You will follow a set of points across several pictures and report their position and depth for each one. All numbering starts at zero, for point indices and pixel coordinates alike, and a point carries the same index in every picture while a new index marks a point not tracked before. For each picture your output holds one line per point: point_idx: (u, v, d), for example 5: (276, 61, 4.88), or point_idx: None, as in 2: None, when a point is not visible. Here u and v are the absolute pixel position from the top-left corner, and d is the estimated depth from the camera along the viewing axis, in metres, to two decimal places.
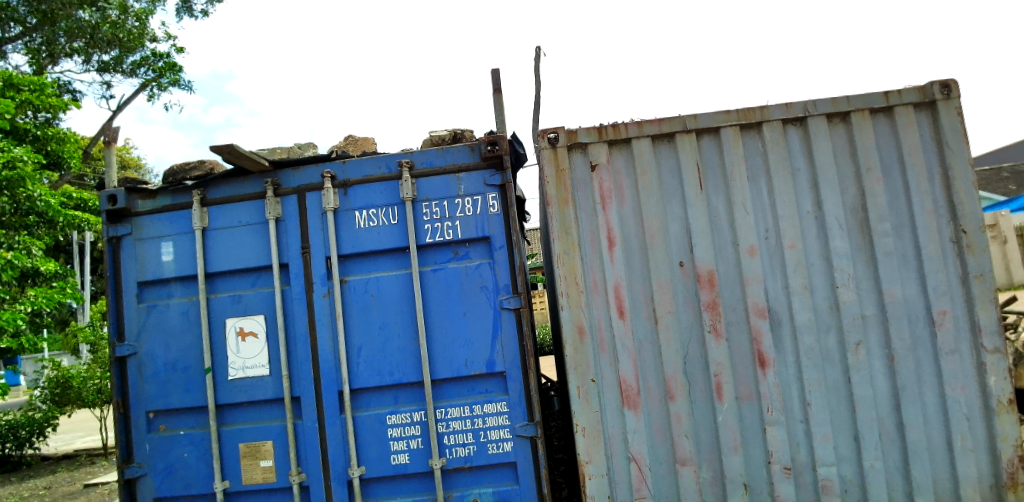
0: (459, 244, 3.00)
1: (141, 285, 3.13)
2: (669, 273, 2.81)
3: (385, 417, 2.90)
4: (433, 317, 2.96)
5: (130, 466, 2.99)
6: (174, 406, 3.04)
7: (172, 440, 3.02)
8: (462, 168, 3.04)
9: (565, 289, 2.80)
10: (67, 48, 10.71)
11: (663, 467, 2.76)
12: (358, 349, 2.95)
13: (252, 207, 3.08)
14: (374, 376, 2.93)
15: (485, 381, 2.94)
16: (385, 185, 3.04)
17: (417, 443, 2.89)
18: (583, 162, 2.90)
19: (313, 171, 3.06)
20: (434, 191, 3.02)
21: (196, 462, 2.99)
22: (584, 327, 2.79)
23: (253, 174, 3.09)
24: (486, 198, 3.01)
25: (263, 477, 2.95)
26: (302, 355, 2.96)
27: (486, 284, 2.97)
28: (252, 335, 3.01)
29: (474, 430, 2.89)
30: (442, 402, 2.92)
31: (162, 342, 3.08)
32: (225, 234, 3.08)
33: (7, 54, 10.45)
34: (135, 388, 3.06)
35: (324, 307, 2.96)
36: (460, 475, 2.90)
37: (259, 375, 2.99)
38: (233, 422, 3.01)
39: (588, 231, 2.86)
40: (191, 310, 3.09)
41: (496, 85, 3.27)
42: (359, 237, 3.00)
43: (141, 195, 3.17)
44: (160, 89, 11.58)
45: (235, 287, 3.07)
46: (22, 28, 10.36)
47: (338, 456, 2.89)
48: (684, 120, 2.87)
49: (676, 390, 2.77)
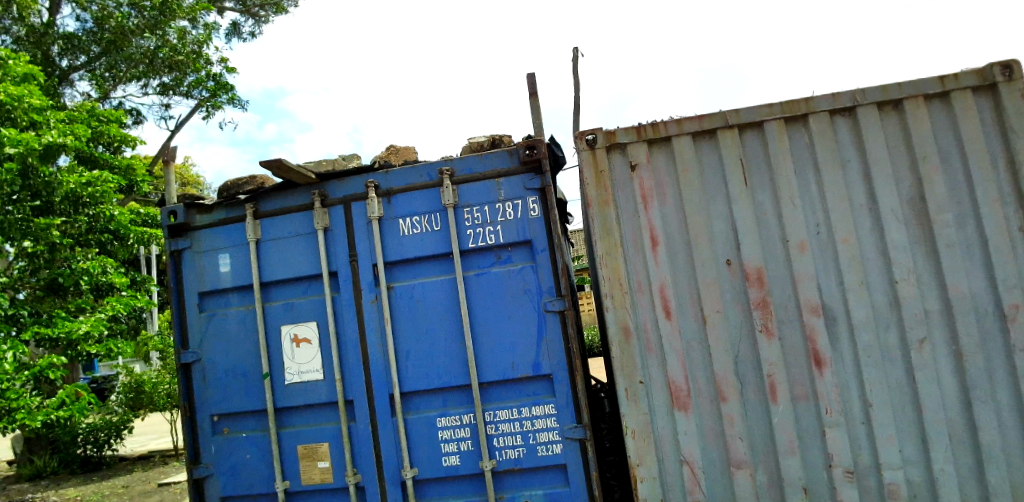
0: (501, 248, 3.03)
1: (202, 295, 3.30)
2: (716, 272, 2.76)
3: (435, 419, 2.97)
4: (478, 321, 3.00)
5: (198, 467, 3.17)
6: (235, 410, 3.19)
7: (235, 442, 3.17)
8: (501, 172, 3.06)
9: (609, 290, 2.79)
10: (128, 73, 11.10)
11: (717, 470, 2.71)
12: (406, 353, 3.02)
13: (301, 218, 3.19)
14: (423, 379, 2.99)
15: (532, 383, 2.96)
16: (428, 193, 3.10)
17: (467, 445, 2.94)
18: (623, 162, 2.88)
19: (357, 181, 3.15)
20: (474, 197, 3.06)
21: (258, 463, 3.13)
22: (630, 328, 2.77)
23: (300, 187, 3.20)
24: (527, 202, 3.03)
25: (321, 477, 3.05)
26: (353, 359, 3.05)
27: (529, 287, 2.99)
28: (306, 341, 3.12)
29: (523, 432, 2.91)
30: (490, 404, 2.95)
31: (223, 349, 3.24)
32: (277, 245, 3.20)
33: (73, 81, 10.97)
34: (199, 393, 3.23)
35: (373, 313, 3.05)
36: (510, 476, 2.93)
37: (314, 380, 3.10)
38: (292, 425, 3.13)
39: (631, 232, 2.83)
40: (247, 319, 3.23)
41: (532, 89, 3.28)
42: (403, 244, 3.07)
43: (198, 210, 3.34)
44: (215, 108, 12.05)
45: (288, 295, 3.19)
46: (86, 57, 10.86)
47: (391, 457, 2.97)
48: (725, 115, 2.81)
49: (727, 391, 2.71)
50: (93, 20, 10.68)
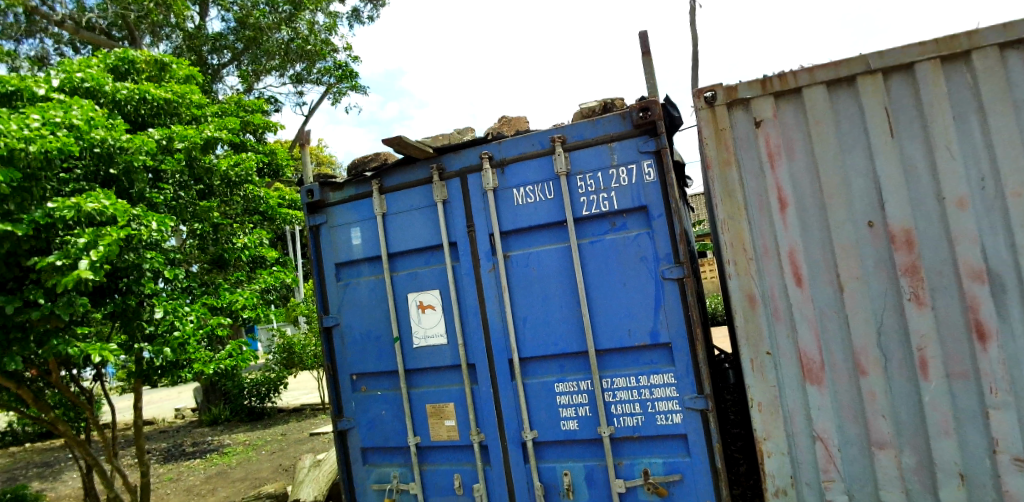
0: (616, 215, 2.98)
1: (339, 266, 3.60)
2: (855, 234, 2.50)
3: (553, 384, 3.03)
4: (593, 288, 2.99)
5: (341, 420, 3.52)
6: (370, 370, 3.47)
7: (372, 399, 3.47)
8: (614, 136, 2.98)
9: (732, 256, 2.65)
10: (268, 66, 12.20)
11: (855, 449, 2.51)
12: (523, 320, 3.10)
13: (421, 192, 3.35)
14: (540, 346, 3.06)
15: (650, 351, 2.91)
16: (540, 162, 3.10)
17: (585, 411, 2.98)
18: (746, 119, 2.68)
19: (471, 153, 3.23)
20: (587, 164, 3.02)
21: (393, 419, 3.41)
22: (756, 296, 2.62)
23: (419, 161, 3.35)
24: (641, 166, 2.94)
25: (448, 435, 3.25)
26: (474, 325, 3.19)
27: (646, 254, 2.92)
28: (430, 307, 3.30)
29: (641, 400, 2.89)
30: (607, 371, 2.95)
31: (358, 315, 3.52)
32: (401, 218, 3.40)
33: (223, 76, 12.15)
34: (340, 354, 3.56)
35: (490, 282, 3.15)
36: (628, 443, 2.92)
37: (438, 344, 3.28)
38: (421, 385, 3.35)
39: (756, 194, 2.65)
40: (378, 287, 3.48)
41: (645, 47, 3.14)
42: (518, 213, 3.12)
43: (331, 187, 3.63)
44: (342, 93, 12.91)
45: (413, 265, 3.39)
46: (232, 53, 12.00)
47: (512, 420, 3.09)
48: (866, 59, 2.50)
49: (868, 364, 2.49)
50: (236, 20, 11.77)
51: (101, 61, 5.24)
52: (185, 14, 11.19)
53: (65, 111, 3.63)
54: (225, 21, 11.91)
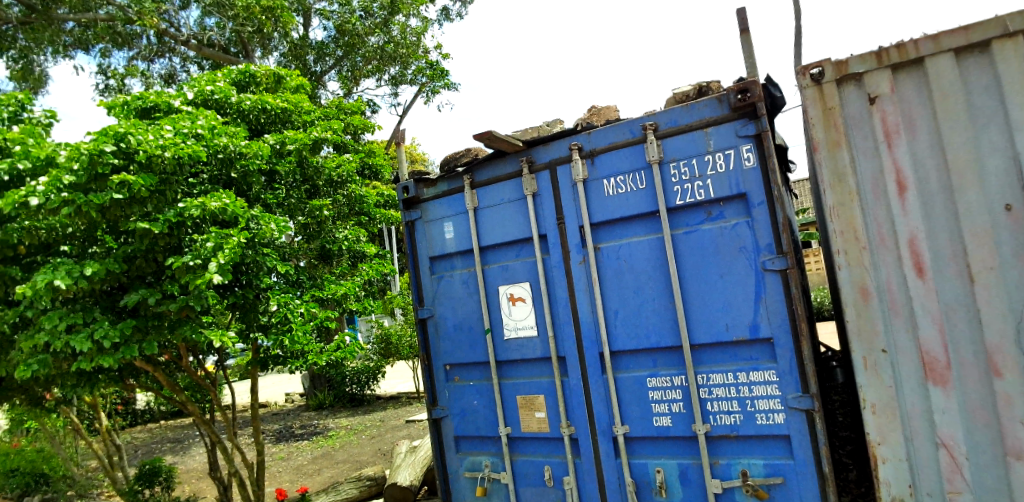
0: (712, 204, 2.86)
1: (432, 259, 3.73)
2: (989, 219, 2.24)
3: (645, 379, 2.97)
4: (687, 281, 2.89)
5: (436, 408, 3.65)
6: (463, 361, 3.57)
7: (464, 389, 3.57)
8: (710, 121, 2.87)
9: (841, 245, 2.47)
10: (367, 69, 12.89)
11: (987, 459, 2.25)
12: (614, 313, 3.05)
13: (511, 185, 3.39)
14: (632, 339, 3.01)
15: (749, 347, 2.77)
16: (631, 151, 3.04)
17: (679, 407, 2.89)
18: (858, 95, 2.48)
19: (561, 144, 3.23)
20: (681, 151, 2.92)
21: (485, 409, 3.49)
22: (869, 287, 2.42)
23: (509, 155, 3.40)
24: (740, 151, 2.80)
25: (538, 426, 3.28)
26: (564, 318, 3.19)
27: (745, 244, 2.78)
28: (521, 299, 3.34)
29: (740, 397, 2.76)
30: (703, 367, 2.85)
31: (451, 307, 3.63)
32: (492, 212, 3.46)
33: (326, 82, 12.93)
34: (434, 344, 3.69)
35: (581, 274, 3.14)
36: (725, 442, 2.80)
37: (529, 336, 3.31)
38: (511, 376, 3.40)
39: (870, 177, 2.45)
40: (470, 280, 3.57)
41: (743, 26, 2.98)
42: (608, 204, 3.08)
43: (426, 184, 3.76)
44: (434, 92, 13.31)
45: (503, 258, 3.44)
46: (333, 60, 12.73)
47: (603, 413, 3.06)
48: (1003, 21, 2.24)
49: (1004, 365, 2.21)
50: (336, 28, 12.43)
51: (226, 76, 5.73)
52: (292, 26, 11.96)
53: (193, 122, 4.05)
54: (326, 30, 12.66)
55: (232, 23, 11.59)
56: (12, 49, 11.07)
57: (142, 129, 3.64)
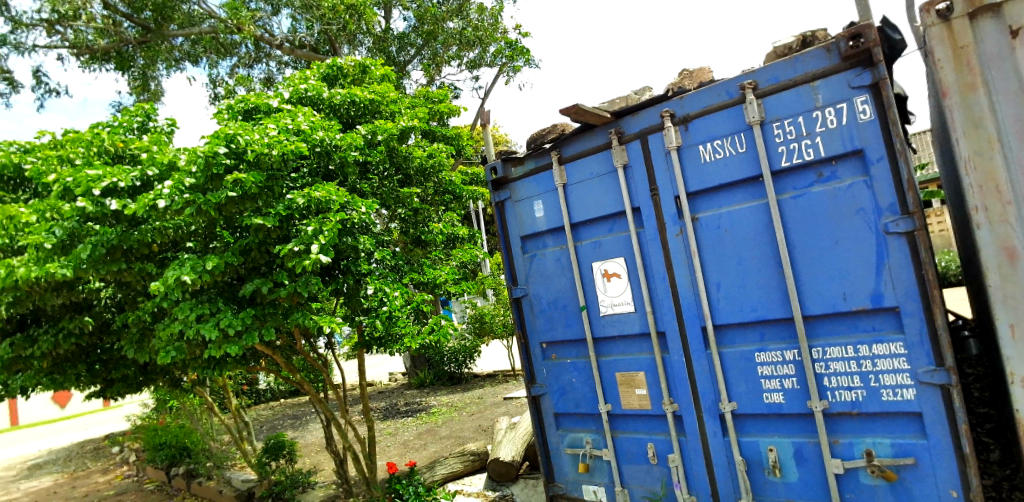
0: (823, 164, 2.63)
1: (524, 238, 3.73)
2: None
3: (753, 354, 2.82)
4: (797, 248, 2.69)
5: (534, 386, 3.68)
6: (559, 338, 3.56)
7: (562, 366, 3.57)
8: (817, 74, 2.62)
9: (981, 200, 2.19)
10: (448, 56, 13.06)
11: None
12: (716, 285, 2.91)
13: (601, 158, 3.31)
14: (736, 312, 2.85)
15: (871, 317, 2.54)
16: (728, 113, 2.86)
17: (792, 383, 2.72)
18: (996, 30, 2.21)
19: (651, 112, 3.10)
20: (785, 109, 2.70)
21: (583, 386, 3.47)
22: (1018, 246, 2.13)
23: (597, 127, 3.31)
24: (853, 104, 2.54)
25: (640, 403, 3.21)
26: (662, 292, 3.08)
27: (863, 205, 2.54)
28: (616, 275, 3.27)
29: (862, 372, 2.54)
30: (818, 340, 2.65)
31: (545, 285, 3.62)
32: (581, 187, 3.40)
33: (410, 72, 13.27)
34: (529, 322, 3.70)
35: (678, 246, 3.01)
36: (846, 420, 2.59)
37: (626, 312, 3.24)
38: (609, 353, 3.35)
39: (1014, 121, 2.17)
40: (563, 257, 3.53)
41: None
42: (705, 171, 2.93)
43: (513, 163, 3.76)
44: (515, 72, 13.29)
45: (596, 233, 3.37)
46: (415, 49, 13.01)
47: (708, 390, 2.95)
48: None
49: None
50: (416, 18, 12.69)
51: (316, 71, 6.02)
52: (375, 20, 12.35)
53: (293, 120, 4.28)
54: (407, 20, 12.95)
55: (321, 23, 12.15)
56: (134, 67, 12.24)
57: (249, 129, 3.91)
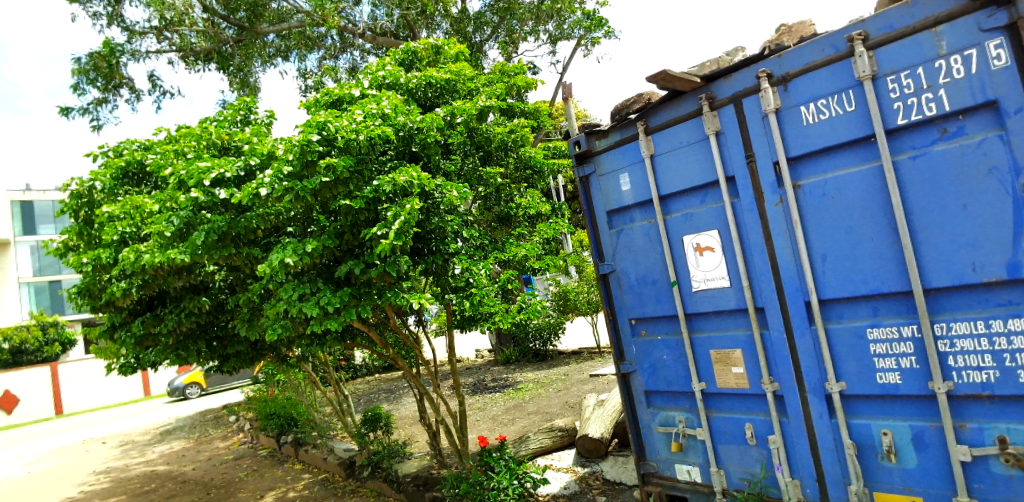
0: (948, 119, 2.35)
1: (610, 213, 3.64)
2: None
3: (865, 330, 2.60)
4: (917, 214, 2.44)
5: (624, 363, 3.62)
6: (649, 315, 3.47)
7: (652, 343, 3.48)
8: (940, 17, 2.33)
9: None
10: (525, 32, 12.92)
11: None
12: (821, 257, 2.71)
13: (690, 126, 3.15)
14: (845, 285, 2.64)
15: (1007, 289, 2.25)
16: (834, 69, 2.61)
17: (910, 362, 2.48)
18: None
19: (745, 74, 2.91)
20: (901, 60, 2.43)
21: (675, 363, 3.37)
22: None
23: (687, 94, 3.16)
24: (986, 48, 2.24)
25: (736, 382, 3.08)
26: (760, 266, 2.91)
27: (998, 164, 2.25)
28: (709, 249, 3.12)
29: (994, 351, 2.26)
30: (941, 315, 2.39)
31: (633, 260, 3.53)
32: (670, 158, 3.26)
33: (487, 51, 13.25)
34: (617, 299, 3.63)
35: (778, 216, 2.83)
36: (974, 404, 2.33)
37: (720, 287, 3.10)
38: (703, 330, 3.23)
39: None
40: (651, 231, 3.42)
41: None
42: (808, 134, 2.71)
43: (597, 136, 3.66)
44: (594, 43, 12.93)
45: (686, 206, 3.23)
46: (491, 28, 12.95)
47: (813, 369, 2.77)
48: None
49: None
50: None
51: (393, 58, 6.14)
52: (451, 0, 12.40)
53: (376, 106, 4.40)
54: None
55: (399, 9, 12.36)
56: (233, 65, 13.06)
57: (338, 117, 4.06)
